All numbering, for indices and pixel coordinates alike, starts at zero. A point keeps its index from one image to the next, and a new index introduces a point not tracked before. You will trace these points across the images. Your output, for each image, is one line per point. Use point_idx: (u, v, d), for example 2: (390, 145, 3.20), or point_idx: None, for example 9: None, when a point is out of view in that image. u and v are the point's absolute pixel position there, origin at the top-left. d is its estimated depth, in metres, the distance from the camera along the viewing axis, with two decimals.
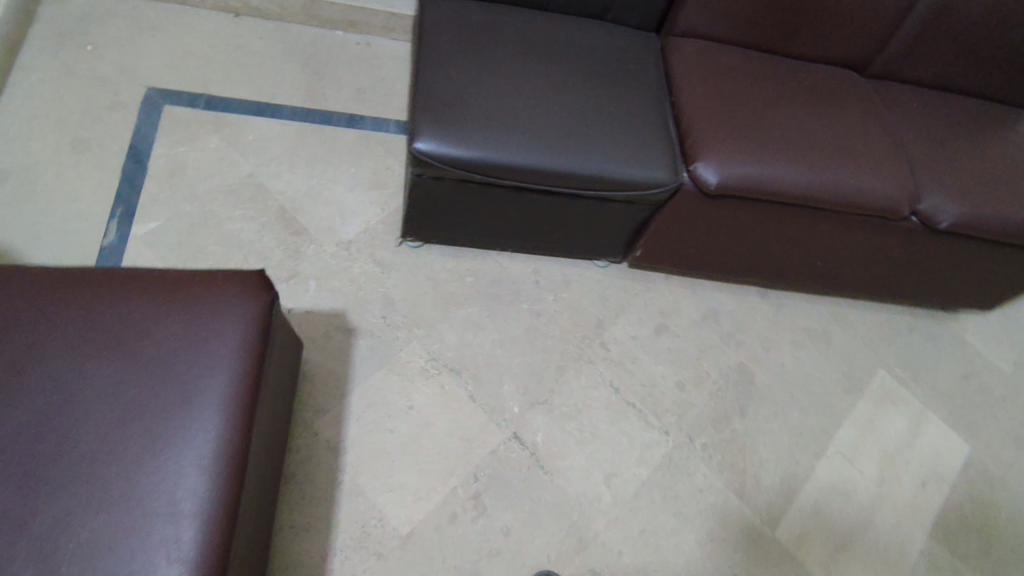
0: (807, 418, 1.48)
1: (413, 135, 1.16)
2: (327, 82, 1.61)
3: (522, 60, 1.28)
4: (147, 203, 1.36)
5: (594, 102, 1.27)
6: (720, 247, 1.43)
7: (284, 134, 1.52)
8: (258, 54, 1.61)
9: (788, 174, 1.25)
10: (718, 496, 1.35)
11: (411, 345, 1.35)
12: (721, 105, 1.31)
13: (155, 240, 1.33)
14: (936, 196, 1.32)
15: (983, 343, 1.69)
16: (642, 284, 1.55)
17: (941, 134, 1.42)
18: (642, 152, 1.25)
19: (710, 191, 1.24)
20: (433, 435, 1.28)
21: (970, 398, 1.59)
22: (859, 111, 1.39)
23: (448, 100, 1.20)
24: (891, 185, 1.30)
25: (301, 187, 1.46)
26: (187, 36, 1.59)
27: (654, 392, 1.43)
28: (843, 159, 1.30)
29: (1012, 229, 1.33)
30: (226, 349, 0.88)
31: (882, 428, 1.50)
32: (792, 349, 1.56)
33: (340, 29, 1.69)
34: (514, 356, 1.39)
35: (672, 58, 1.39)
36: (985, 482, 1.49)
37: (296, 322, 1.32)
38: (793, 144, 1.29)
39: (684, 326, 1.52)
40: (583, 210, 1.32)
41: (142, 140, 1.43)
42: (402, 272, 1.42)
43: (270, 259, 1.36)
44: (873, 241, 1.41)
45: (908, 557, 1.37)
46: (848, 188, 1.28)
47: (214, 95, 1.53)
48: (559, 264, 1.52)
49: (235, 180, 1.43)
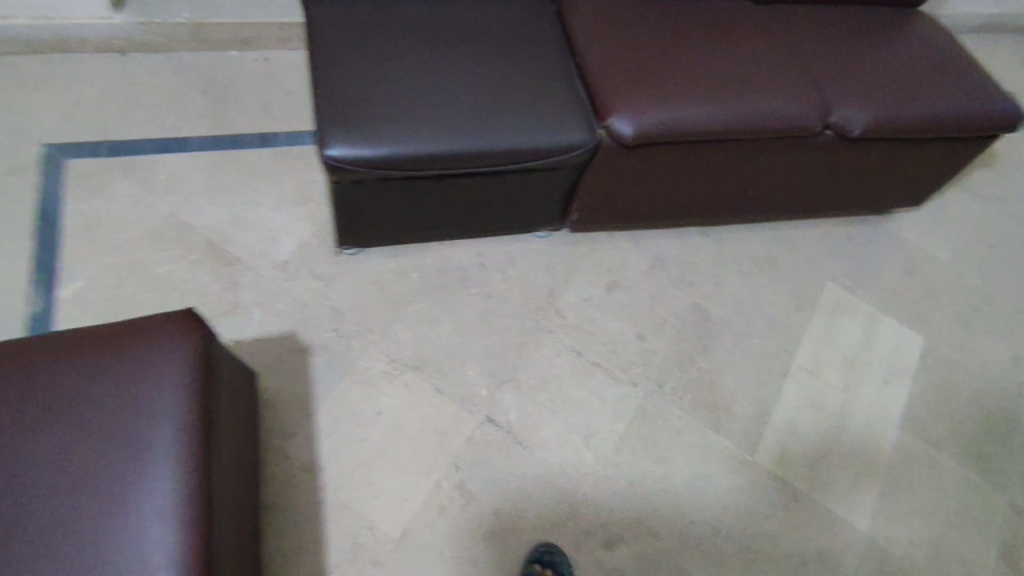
0: (767, 341, 1.52)
1: (323, 143, 1.14)
2: (231, 105, 1.57)
3: (420, 48, 1.27)
4: (68, 263, 1.32)
5: (500, 75, 1.27)
6: (651, 196, 1.45)
7: (197, 166, 1.48)
8: (154, 90, 1.56)
9: (700, 112, 1.27)
10: (696, 434, 1.38)
11: (369, 352, 1.34)
12: (624, 57, 1.32)
13: (84, 299, 1.28)
14: (845, 107, 1.35)
15: (919, 236, 1.75)
16: (586, 246, 1.56)
17: (841, 45, 1.45)
18: (556, 117, 1.25)
19: (629, 143, 1.26)
20: (408, 435, 1.28)
21: (915, 292, 1.65)
22: (758, 38, 1.41)
23: (352, 101, 1.18)
24: (800, 104, 1.33)
25: (226, 217, 1.43)
26: (76, 85, 1.53)
27: (617, 348, 1.45)
28: (750, 87, 1.32)
29: (921, 125, 1.38)
30: (170, 394, 0.85)
31: (838, 337, 1.55)
32: (741, 279, 1.59)
33: (234, 49, 1.65)
34: (473, 341, 1.39)
35: (568, 19, 1.39)
36: (942, 368, 1.55)
37: (246, 353, 1.30)
38: (699, 82, 1.30)
39: (634, 279, 1.54)
40: (510, 184, 1.32)
41: (50, 200, 1.38)
42: (346, 281, 1.41)
43: (208, 295, 1.34)
44: (796, 161, 1.44)
45: (882, 453, 1.43)
46: (760, 115, 1.30)
47: (116, 140, 1.47)
48: (501, 243, 1.53)
49: (155, 222, 1.39)
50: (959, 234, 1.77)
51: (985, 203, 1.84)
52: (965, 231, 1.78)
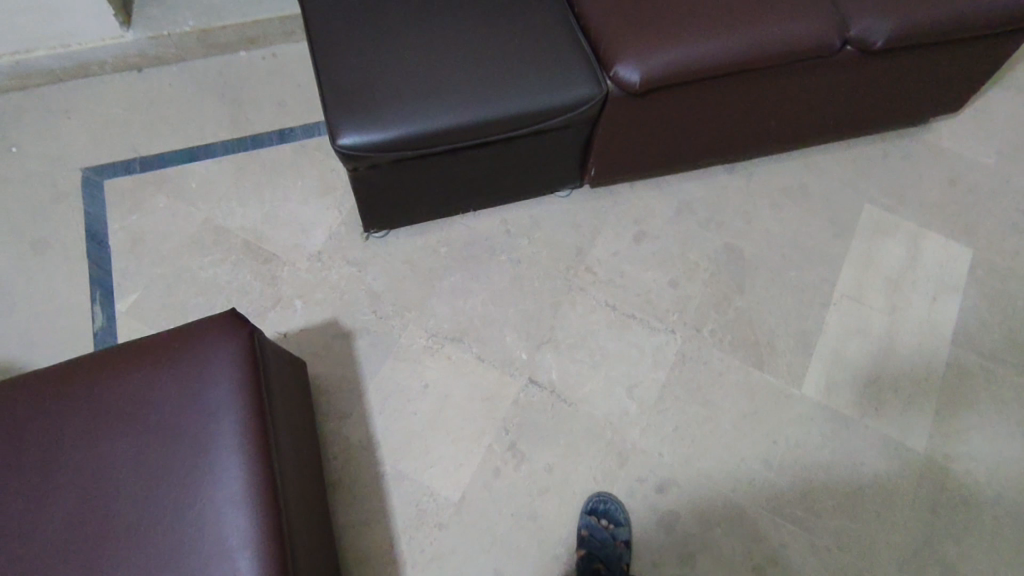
0: (805, 272, 1.49)
1: (335, 133, 1.17)
2: (247, 106, 1.61)
3: (417, 23, 1.27)
4: (121, 278, 1.40)
5: (500, 39, 1.26)
6: (670, 139, 1.43)
7: (224, 170, 1.53)
8: (173, 101, 1.61)
9: (708, 48, 1.24)
10: (739, 374, 1.38)
11: (408, 329, 1.39)
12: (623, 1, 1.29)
13: (141, 310, 1.37)
14: (864, 18, 1.28)
15: (961, 143, 1.66)
16: (610, 199, 1.55)
17: None
18: (561, 74, 1.23)
19: (638, 90, 1.23)
20: (455, 404, 1.32)
21: (960, 202, 1.58)
22: None
23: (357, 87, 1.20)
24: (814, 23, 1.27)
25: (258, 216, 1.48)
26: (101, 107, 1.59)
27: (651, 297, 1.45)
28: (759, 13, 1.27)
29: (950, 26, 1.30)
30: (225, 391, 0.91)
31: (880, 259, 1.51)
32: (773, 212, 1.56)
33: (242, 49, 1.67)
34: (508, 307, 1.42)
35: None
36: (995, 278, 1.49)
37: (294, 343, 1.36)
38: (704, 16, 1.26)
39: (662, 226, 1.53)
40: (525, 148, 1.32)
41: (95, 221, 1.46)
42: (378, 264, 1.45)
43: (251, 292, 1.40)
44: (817, 83, 1.38)
45: (936, 372, 1.40)
46: (772, 41, 1.25)
47: (146, 155, 1.54)
48: (524, 207, 1.53)
49: (193, 229, 1.46)
50: (1005, 135, 1.68)
51: None
52: (1012, 131, 1.68)
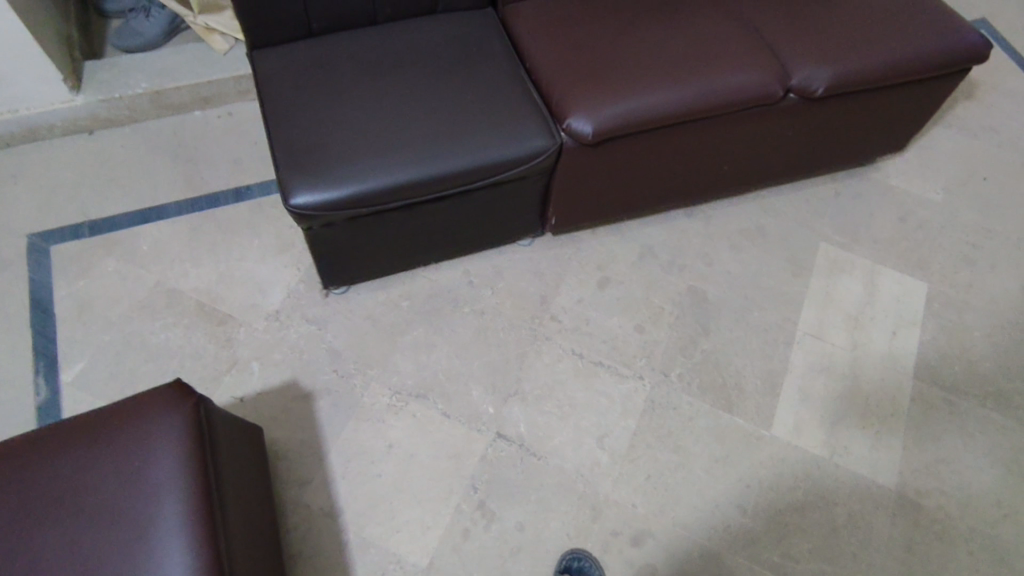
0: (767, 312, 1.50)
1: (287, 193, 1.15)
2: (203, 165, 1.59)
3: (370, 81, 1.27)
4: (67, 347, 1.34)
5: (453, 95, 1.27)
6: (627, 186, 1.44)
7: (178, 231, 1.50)
8: (125, 162, 1.58)
9: (657, 99, 1.26)
10: (709, 418, 1.37)
11: (371, 387, 1.35)
12: (573, 55, 1.32)
13: (87, 380, 1.31)
14: (804, 67, 1.33)
15: (908, 180, 1.72)
16: (572, 246, 1.56)
17: (792, 6, 1.43)
18: (514, 128, 1.24)
19: (590, 141, 1.25)
20: (421, 463, 1.28)
21: (911, 237, 1.63)
22: (706, 13, 1.40)
23: (310, 147, 1.19)
24: (758, 73, 1.31)
25: (212, 276, 1.44)
26: (49, 170, 1.55)
27: (617, 343, 1.44)
28: (704, 65, 1.31)
29: (885, 73, 1.35)
30: (168, 469, 0.86)
31: (839, 296, 1.53)
32: (732, 254, 1.58)
33: (197, 109, 1.67)
34: (473, 360, 1.39)
35: (514, 26, 1.40)
36: (950, 311, 1.52)
37: (251, 408, 1.31)
38: (652, 68, 1.30)
39: (625, 271, 1.53)
40: (482, 200, 1.32)
41: (40, 289, 1.40)
42: (338, 321, 1.42)
43: (206, 356, 1.35)
44: (765, 129, 1.42)
45: (901, 406, 1.40)
46: (717, 90, 1.29)
47: (96, 218, 1.50)
48: (486, 257, 1.53)
49: (145, 293, 1.41)
50: (948, 172, 1.74)
51: (971, 135, 1.81)
52: (954, 168, 1.75)
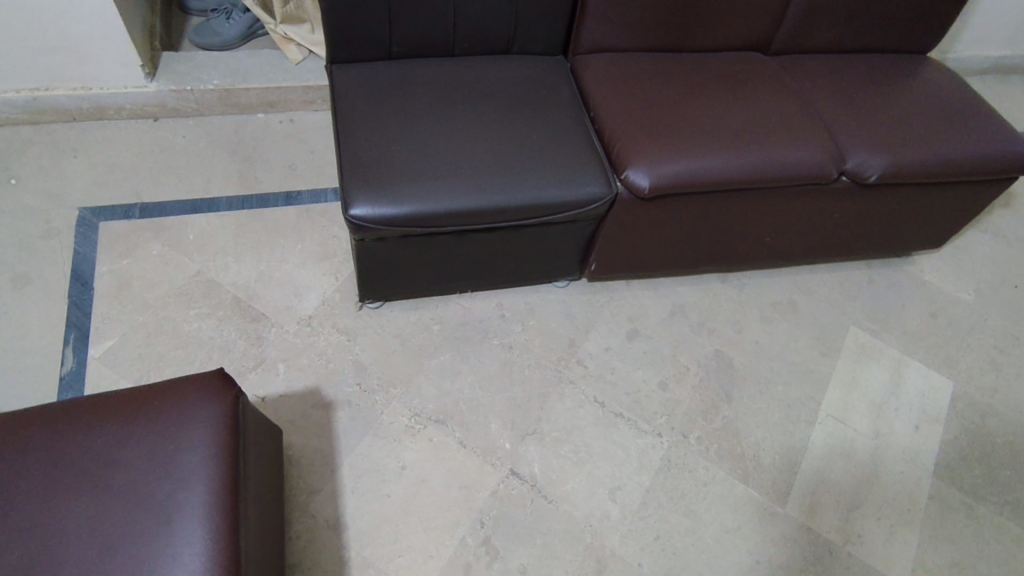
0: (792, 388, 1.50)
1: (348, 203, 1.17)
2: (258, 166, 1.63)
3: (440, 108, 1.32)
4: (100, 323, 1.35)
5: (517, 132, 1.31)
6: (669, 244, 1.46)
7: (225, 225, 1.52)
8: (184, 152, 1.62)
9: (714, 164, 1.30)
10: (725, 486, 1.35)
11: (392, 406, 1.34)
12: (637, 111, 1.36)
13: (115, 358, 1.31)
14: (859, 153, 1.37)
15: (941, 278, 1.74)
16: (606, 294, 1.57)
17: (851, 93, 1.48)
18: (572, 171, 1.28)
19: (645, 194, 1.28)
20: (431, 490, 1.26)
21: (941, 334, 1.63)
22: (768, 89, 1.45)
23: (375, 162, 1.22)
24: (814, 152, 1.35)
25: (251, 274, 1.46)
26: (110, 149, 1.59)
27: (640, 397, 1.44)
28: (763, 138, 1.35)
29: (937, 169, 1.39)
30: (199, 457, 0.86)
31: (864, 383, 1.53)
32: (762, 325, 1.58)
33: (261, 111, 1.71)
34: (496, 394, 1.39)
35: (582, 75, 1.45)
36: (975, 413, 1.52)
37: (271, 409, 1.30)
38: (712, 134, 1.34)
39: (655, 326, 1.54)
40: (530, 237, 1.35)
41: (83, 262, 1.42)
42: (368, 335, 1.42)
43: (234, 351, 1.36)
44: (812, 208, 1.45)
45: (919, 503, 1.38)
46: (773, 163, 1.32)
47: (148, 201, 1.53)
48: (520, 294, 1.54)
49: (184, 281, 1.43)
50: (982, 275, 1.75)
51: (1007, 243, 1.83)
52: (988, 272, 1.76)
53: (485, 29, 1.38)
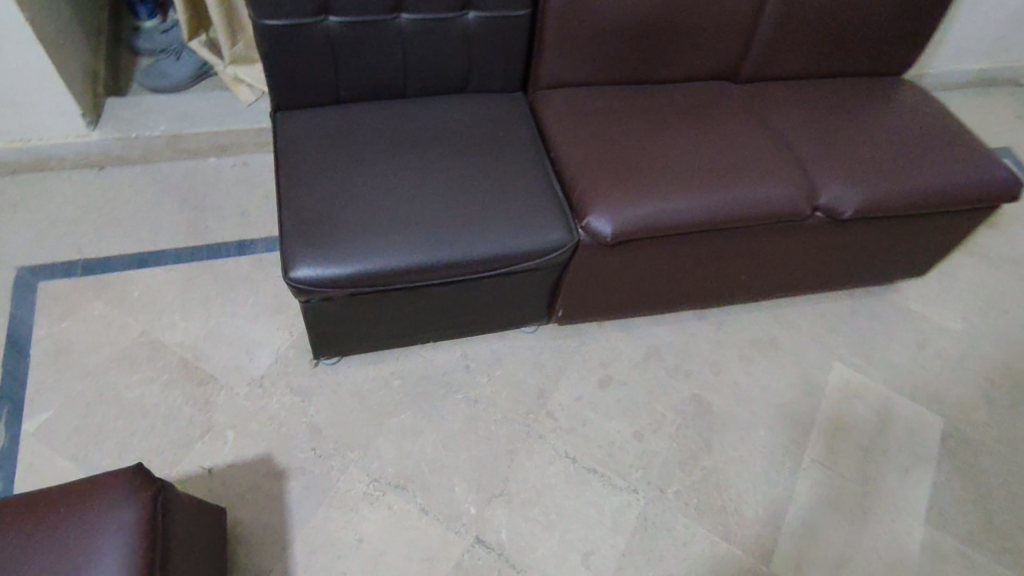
0: (774, 433, 1.43)
1: (289, 265, 1.10)
2: (209, 214, 1.55)
3: (390, 156, 1.25)
4: (36, 393, 1.27)
5: (472, 179, 1.24)
6: (639, 286, 1.39)
7: (172, 280, 1.45)
8: (131, 202, 1.54)
9: (681, 206, 1.23)
10: (706, 544, 1.27)
11: (349, 472, 1.26)
12: (599, 151, 1.29)
13: (51, 432, 1.23)
14: (833, 188, 1.30)
15: (927, 306, 1.67)
16: (577, 338, 1.50)
17: (824, 123, 1.42)
18: (531, 218, 1.20)
19: (608, 242, 1.21)
20: (391, 564, 1.18)
21: (929, 367, 1.56)
22: (737, 122, 1.39)
23: (319, 219, 1.15)
24: (786, 189, 1.28)
25: (201, 332, 1.38)
26: (52, 202, 1.51)
27: (614, 450, 1.36)
28: (732, 176, 1.28)
29: (915, 202, 1.32)
30: (110, 568, 0.77)
31: (851, 424, 1.45)
32: (742, 365, 1.51)
33: (213, 155, 1.64)
34: (460, 452, 1.31)
35: (541, 113, 1.38)
36: (967, 453, 1.44)
37: (219, 481, 1.22)
38: (677, 174, 1.27)
39: (629, 372, 1.47)
40: (490, 287, 1.27)
41: (19, 327, 1.34)
42: (324, 395, 1.34)
43: (179, 418, 1.28)
44: (788, 245, 1.38)
45: (912, 554, 1.31)
46: (743, 203, 1.25)
47: (91, 257, 1.45)
48: (486, 342, 1.46)
49: (128, 343, 1.35)
50: (969, 302, 1.69)
51: (993, 266, 1.77)
52: (975, 298, 1.70)
53: (438, 69, 1.31)
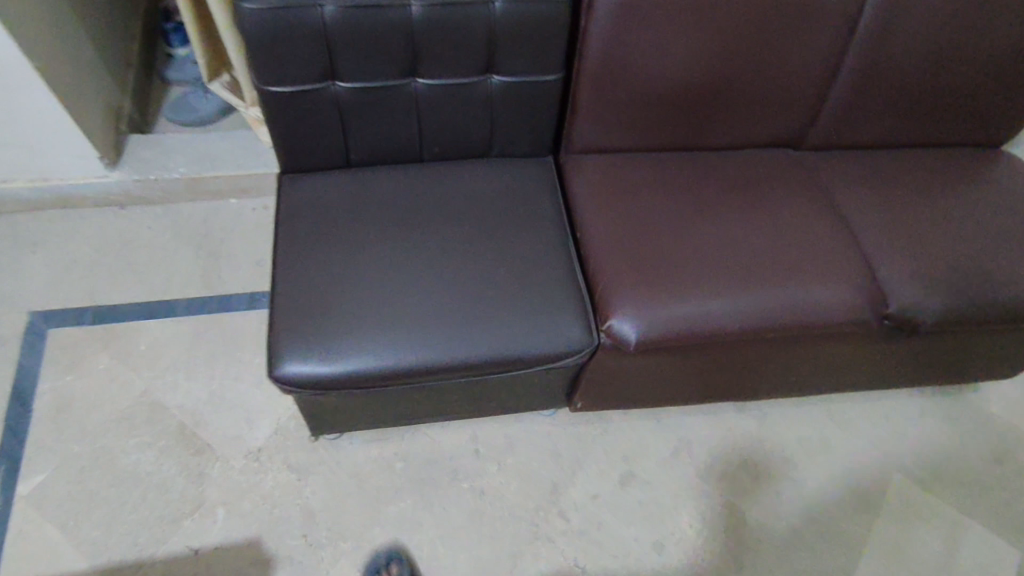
0: (816, 556, 1.26)
1: (275, 361, 1.02)
2: (224, 262, 1.49)
3: (398, 234, 1.14)
4: (34, 452, 1.24)
5: (485, 265, 1.12)
6: (669, 385, 1.24)
7: (180, 334, 1.39)
8: (148, 246, 1.50)
9: (720, 311, 1.08)
10: None
11: (339, 565, 1.18)
12: (631, 237, 1.15)
13: (44, 497, 1.20)
14: (907, 293, 1.12)
15: (1013, 411, 1.44)
16: (599, 426, 1.36)
17: (901, 207, 1.22)
18: (545, 316, 1.08)
19: (633, 348, 1.07)
20: None
21: (1010, 488, 1.35)
22: (796, 203, 1.21)
23: (312, 308, 1.06)
24: (849, 295, 1.11)
25: (202, 395, 1.33)
26: (70, 242, 1.48)
27: (630, 562, 1.23)
28: (785, 275, 1.11)
29: (1008, 315, 1.12)
30: None
31: (908, 552, 1.27)
32: (785, 470, 1.34)
33: (234, 197, 1.58)
34: (460, 552, 1.21)
35: (572, 183, 1.24)
36: None
37: (205, 565, 1.17)
38: (719, 270, 1.11)
39: (655, 469, 1.32)
40: (498, 384, 1.15)
41: (26, 377, 1.32)
42: (322, 474, 1.27)
43: (171, 490, 1.23)
44: (847, 351, 1.20)
45: None
46: (796, 309, 1.09)
47: (102, 304, 1.41)
48: (500, 423, 1.35)
49: (129, 403, 1.31)
50: None
51: None
52: None
53: (458, 134, 1.19)
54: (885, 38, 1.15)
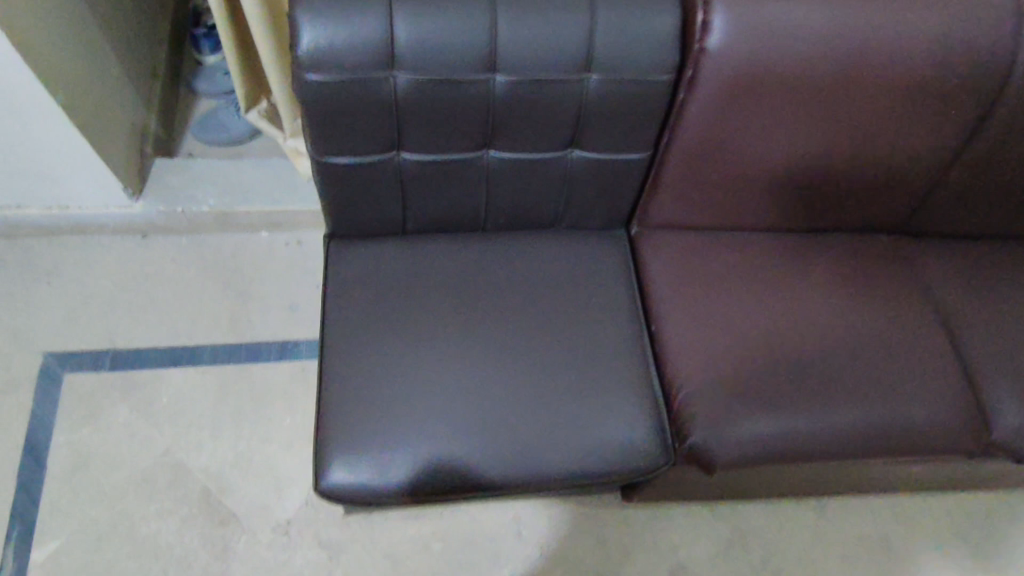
0: None
1: (321, 471, 0.93)
2: (253, 304, 1.39)
3: (456, 319, 1.04)
4: (48, 515, 1.16)
5: (551, 362, 1.02)
6: (736, 488, 1.16)
7: (205, 386, 1.30)
8: (171, 282, 1.39)
9: (811, 432, 1.00)
10: None
11: None
12: (714, 339, 1.06)
13: (59, 567, 1.13)
14: (1010, 420, 1.05)
15: None
16: (649, 512, 1.28)
17: (1002, 316, 1.14)
18: (617, 429, 0.99)
19: (714, 469, 0.99)
20: None
21: None
22: (892, 306, 1.12)
23: (362, 409, 0.96)
24: (951, 420, 1.03)
25: (228, 458, 1.24)
26: (87, 274, 1.37)
27: None
28: (882, 393, 1.03)
29: None
30: None
31: None
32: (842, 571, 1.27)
33: (265, 230, 1.45)
34: None
35: (647, 266, 1.14)
36: None
37: None
38: (810, 383, 1.03)
39: (706, 563, 1.25)
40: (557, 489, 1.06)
41: (39, 428, 1.23)
42: (355, 554, 1.19)
43: (194, 565, 1.15)
44: (931, 469, 1.13)
45: None
46: (894, 434, 1.01)
47: (122, 347, 1.31)
48: (544, 504, 1.27)
49: (149, 462, 1.22)
50: None
51: None
52: None
53: (528, 207, 1.07)
54: (1013, 133, 1.02)
